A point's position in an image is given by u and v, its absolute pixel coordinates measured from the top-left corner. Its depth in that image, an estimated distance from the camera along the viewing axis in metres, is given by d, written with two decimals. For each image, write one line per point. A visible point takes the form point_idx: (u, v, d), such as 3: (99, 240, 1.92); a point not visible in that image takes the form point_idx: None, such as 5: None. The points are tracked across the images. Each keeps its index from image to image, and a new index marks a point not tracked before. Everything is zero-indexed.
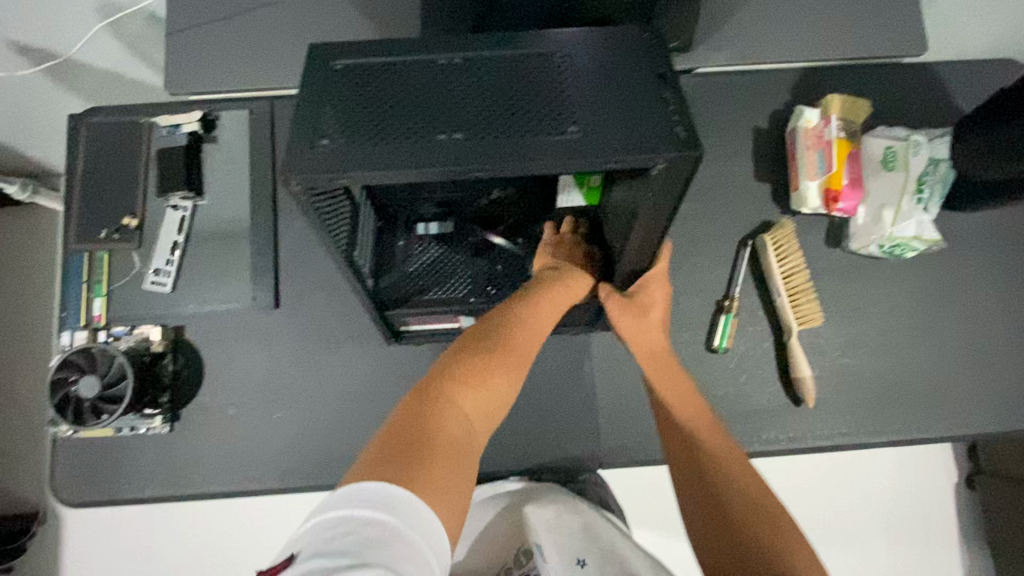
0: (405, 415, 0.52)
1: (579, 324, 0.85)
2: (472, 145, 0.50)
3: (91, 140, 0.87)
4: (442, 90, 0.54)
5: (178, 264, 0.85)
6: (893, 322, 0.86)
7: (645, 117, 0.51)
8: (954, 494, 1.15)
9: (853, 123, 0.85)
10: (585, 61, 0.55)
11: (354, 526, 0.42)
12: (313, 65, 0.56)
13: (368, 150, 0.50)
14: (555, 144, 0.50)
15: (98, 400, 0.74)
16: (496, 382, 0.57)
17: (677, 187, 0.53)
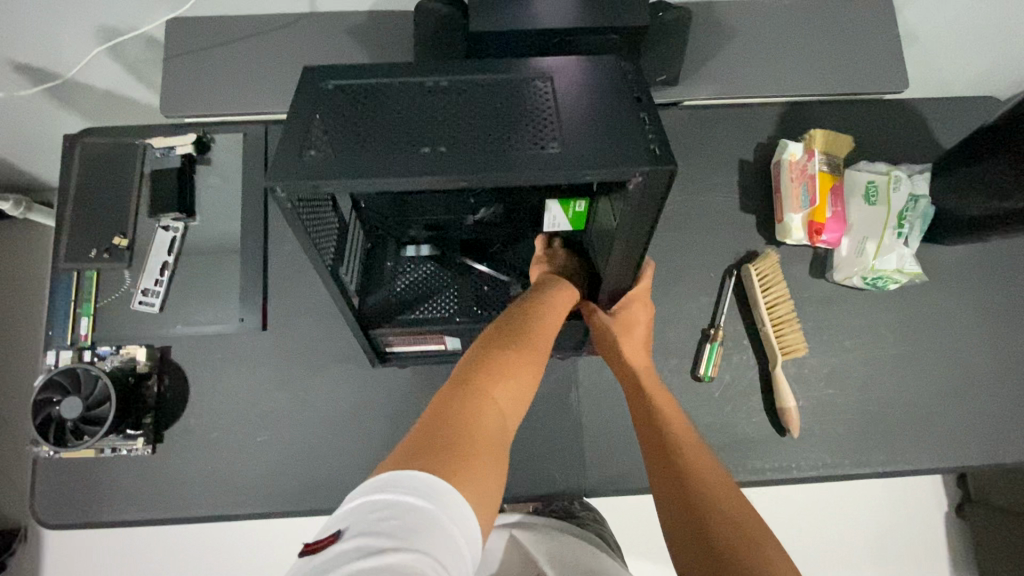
0: (440, 403, 0.49)
1: (567, 349, 0.85)
2: (454, 158, 0.51)
3: (86, 160, 0.88)
4: (428, 106, 0.55)
5: (167, 284, 0.85)
6: (877, 353, 0.87)
7: (623, 135, 0.53)
8: (944, 525, 1.15)
9: (835, 157, 0.87)
10: (567, 85, 0.57)
11: (395, 511, 0.40)
12: (305, 83, 0.58)
13: (355, 159, 0.51)
14: (537, 158, 0.51)
15: (80, 421, 0.74)
16: (525, 379, 0.55)
17: (654, 203, 0.54)
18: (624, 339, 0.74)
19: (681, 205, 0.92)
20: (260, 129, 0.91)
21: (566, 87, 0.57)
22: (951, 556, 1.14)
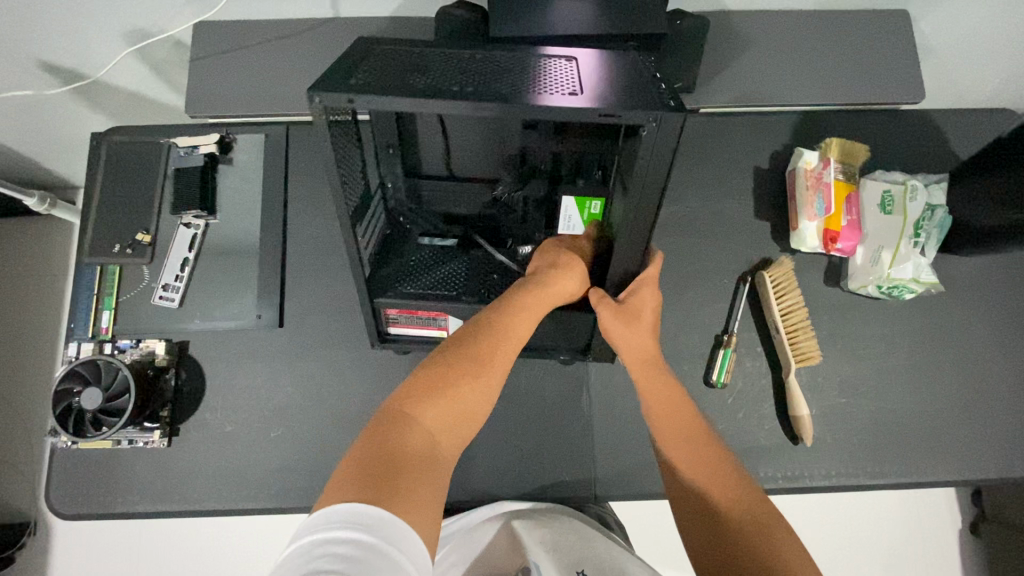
0: (372, 437, 0.50)
1: (572, 351, 0.85)
2: (479, 93, 0.54)
3: (112, 158, 0.91)
4: (462, 61, 0.60)
5: (187, 280, 0.87)
6: (891, 363, 0.87)
7: (641, 91, 0.55)
8: (958, 542, 1.13)
9: (851, 167, 0.88)
10: (594, 59, 0.61)
11: (330, 547, 0.39)
12: (358, 45, 0.64)
13: (388, 86, 0.54)
14: (558, 99, 0.54)
15: (99, 412, 0.75)
16: (464, 391, 0.55)
17: (668, 151, 0.55)
18: (631, 328, 0.71)
19: (695, 211, 0.92)
20: (281, 130, 0.93)
21: (592, 60, 0.61)
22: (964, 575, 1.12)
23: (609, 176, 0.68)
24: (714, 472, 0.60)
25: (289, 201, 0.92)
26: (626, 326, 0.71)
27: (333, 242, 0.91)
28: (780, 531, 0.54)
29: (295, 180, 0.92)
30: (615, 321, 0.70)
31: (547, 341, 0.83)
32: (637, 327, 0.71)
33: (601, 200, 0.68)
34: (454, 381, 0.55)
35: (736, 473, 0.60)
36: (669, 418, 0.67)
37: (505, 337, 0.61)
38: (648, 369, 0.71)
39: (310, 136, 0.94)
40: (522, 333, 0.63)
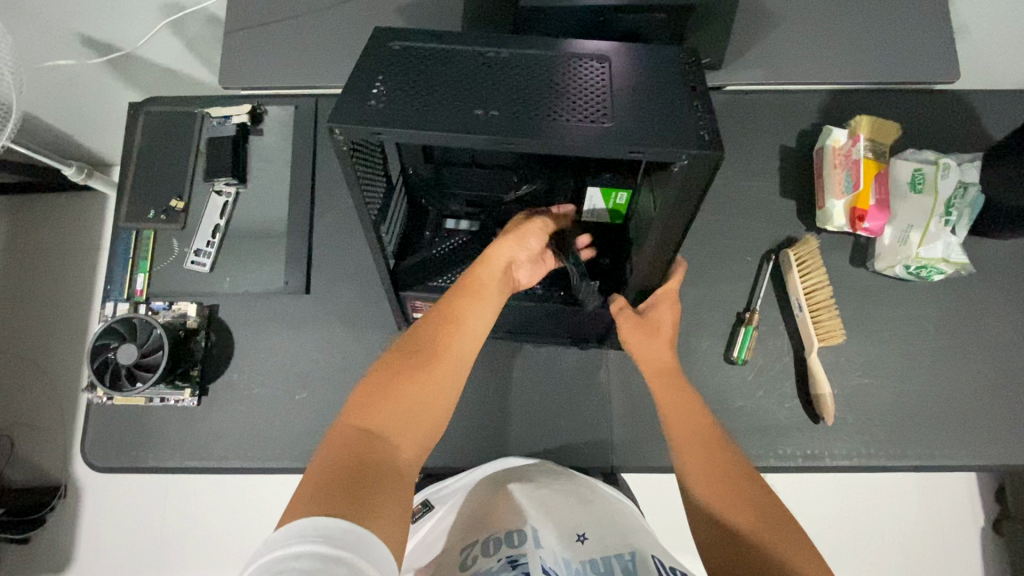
0: (332, 452, 0.47)
1: (591, 340, 0.86)
2: (503, 121, 0.53)
3: (148, 127, 0.93)
4: (487, 73, 0.57)
5: (217, 246, 0.89)
6: (916, 345, 0.85)
7: (672, 118, 0.53)
8: (978, 536, 1.11)
9: (880, 144, 0.85)
10: (619, 67, 0.59)
11: (290, 562, 0.38)
12: (373, 44, 0.60)
13: (409, 111, 0.53)
14: (582, 129, 0.53)
15: (134, 367, 0.78)
16: (426, 388, 0.54)
17: (699, 186, 0.53)
18: (650, 338, 0.72)
19: (720, 189, 0.92)
20: (310, 102, 0.95)
21: (625, 70, 0.58)
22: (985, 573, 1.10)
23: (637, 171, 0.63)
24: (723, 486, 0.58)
25: (317, 173, 0.94)
26: (644, 335, 0.72)
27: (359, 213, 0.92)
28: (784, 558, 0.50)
29: (323, 152, 0.94)
30: (634, 332, 0.72)
31: (565, 330, 0.83)
32: (659, 336, 0.72)
33: (627, 192, 0.66)
34: (413, 380, 0.54)
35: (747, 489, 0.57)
36: (683, 417, 0.65)
37: (469, 329, 0.59)
38: (664, 377, 0.70)
39: None
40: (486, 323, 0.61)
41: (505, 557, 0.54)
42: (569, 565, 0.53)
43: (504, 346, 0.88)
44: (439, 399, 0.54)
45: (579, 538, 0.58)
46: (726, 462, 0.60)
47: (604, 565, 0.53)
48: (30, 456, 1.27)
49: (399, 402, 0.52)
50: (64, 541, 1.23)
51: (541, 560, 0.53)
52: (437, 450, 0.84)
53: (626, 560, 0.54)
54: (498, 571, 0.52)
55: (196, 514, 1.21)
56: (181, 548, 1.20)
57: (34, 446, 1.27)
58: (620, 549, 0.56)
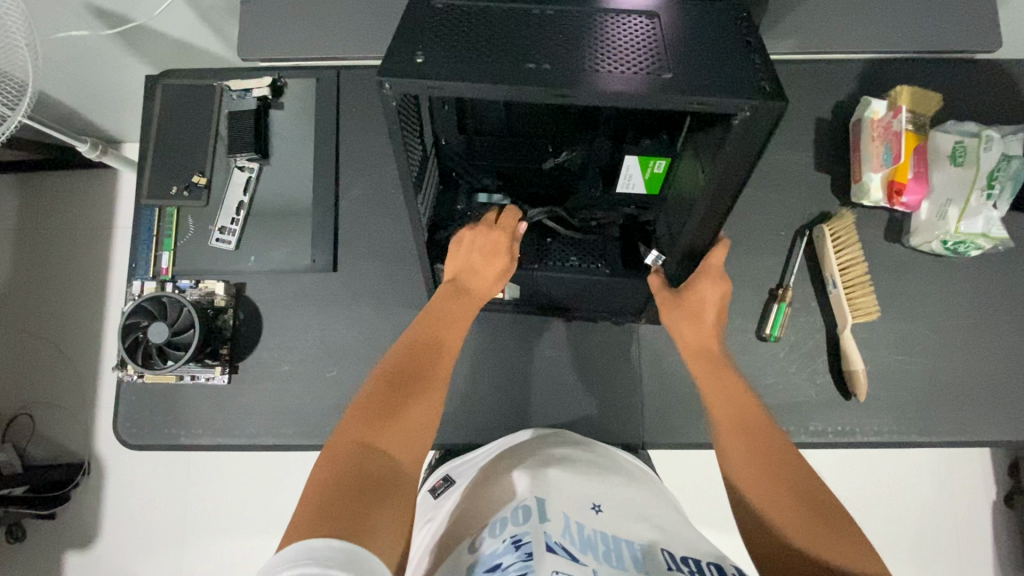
0: (334, 468, 0.52)
1: (625, 317, 0.85)
2: (556, 72, 0.51)
3: (167, 102, 0.91)
4: (534, 27, 0.55)
5: (242, 223, 0.88)
6: (950, 322, 0.85)
7: (729, 69, 0.51)
8: (991, 510, 1.13)
9: (920, 115, 0.83)
10: (668, 22, 0.57)
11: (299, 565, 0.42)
12: (415, 2, 0.58)
13: (457, 65, 0.51)
14: (639, 79, 0.51)
15: (165, 345, 0.77)
16: (414, 412, 0.58)
17: (758, 144, 0.51)
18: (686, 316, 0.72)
19: None
20: (332, 74, 0.92)
21: (673, 23, 0.56)
22: (996, 545, 1.12)
23: (677, 135, 0.62)
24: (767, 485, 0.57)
25: (341, 147, 0.91)
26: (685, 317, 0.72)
27: (385, 190, 0.90)
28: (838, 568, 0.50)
29: (346, 126, 0.92)
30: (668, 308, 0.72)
31: (601, 307, 0.83)
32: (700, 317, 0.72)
33: (667, 160, 0.61)
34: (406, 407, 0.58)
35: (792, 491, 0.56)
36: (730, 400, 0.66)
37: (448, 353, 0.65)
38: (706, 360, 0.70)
39: (361, 81, 0.92)
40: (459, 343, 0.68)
41: (510, 537, 0.52)
42: (580, 532, 0.54)
43: (533, 323, 0.87)
44: (427, 419, 0.59)
45: (594, 507, 0.58)
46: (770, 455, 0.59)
47: (612, 542, 0.53)
48: (53, 433, 1.28)
49: (396, 426, 0.57)
50: (91, 516, 1.25)
51: (547, 536, 0.52)
52: (468, 427, 0.84)
53: (634, 549, 0.53)
54: (501, 555, 0.51)
55: (220, 489, 1.23)
56: (206, 523, 1.22)
57: (57, 423, 1.28)
58: (629, 534, 0.55)
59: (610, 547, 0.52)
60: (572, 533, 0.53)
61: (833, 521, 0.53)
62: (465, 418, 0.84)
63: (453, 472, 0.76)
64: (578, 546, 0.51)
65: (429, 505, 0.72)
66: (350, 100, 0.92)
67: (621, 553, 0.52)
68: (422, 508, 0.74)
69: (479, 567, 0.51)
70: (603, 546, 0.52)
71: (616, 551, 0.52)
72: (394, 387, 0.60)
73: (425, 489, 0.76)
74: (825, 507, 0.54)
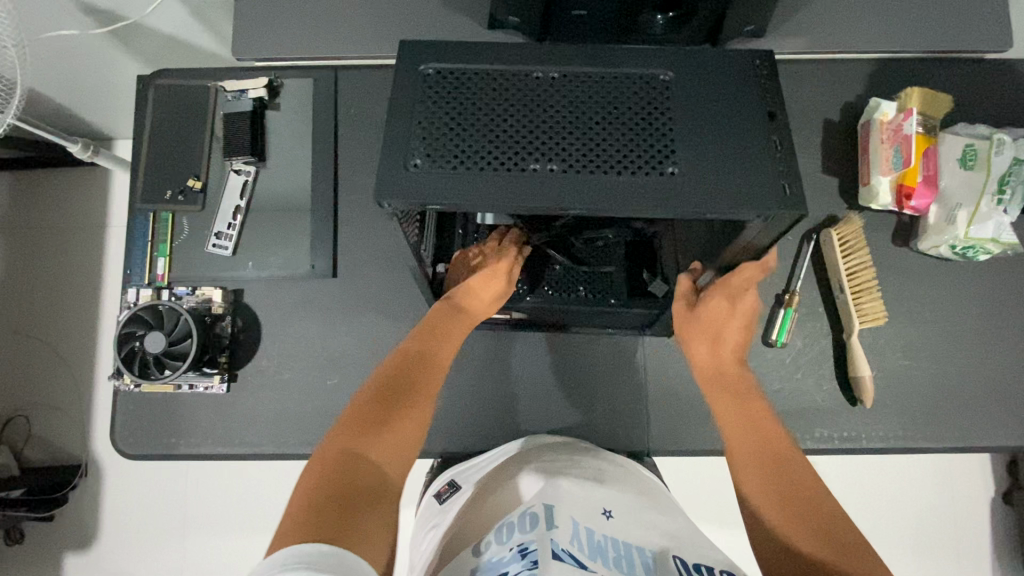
0: (319, 477, 0.52)
1: (629, 329, 0.84)
2: (562, 177, 0.51)
3: (160, 103, 0.89)
4: (540, 109, 0.54)
5: (239, 228, 0.86)
6: (957, 326, 0.84)
7: (743, 167, 0.51)
8: (990, 509, 1.13)
9: (931, 118, 0.82)
10: (679, 94, 0.55)
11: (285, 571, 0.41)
12: (405, 71, 0.55)
13: (458, 172, 0.51)
14: (648, 183, 0.51)
15: (162, 355, 0.76)
16: (401, 426, 0.58)
17: (769, 239, 0.53)
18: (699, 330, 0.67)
19: None
20: (330, 74, 0.89)
21: (684, 96, 0.55)
22: (994, 543, 1.12)
23: None
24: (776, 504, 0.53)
25: (340, 149, 0.89)
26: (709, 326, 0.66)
27: None
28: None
29: (345, 128, 0.90)
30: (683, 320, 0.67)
31: (606, 320, 0.81)
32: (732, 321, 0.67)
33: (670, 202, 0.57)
34: (393, 419, 0.58)
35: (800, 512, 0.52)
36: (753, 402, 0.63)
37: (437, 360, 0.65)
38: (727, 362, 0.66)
39: (360, 81, 0.90)
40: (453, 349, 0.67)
41: (516, 545, 0.51)
42: (589, 538, 0.52)
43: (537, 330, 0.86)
44: (415, 434, 0.59)
45: (604, 514, 0.57)
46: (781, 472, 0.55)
47: (623, 549, 0.52)
48: (49, 436, 1.27)
49: (386, 437, 0.56)
50: (89, 519, 1.24)
51: (553, 543, 0.50)
52: (471, 435, 0.83)
53: (646, 556, 0.51)
54: (508, 562, 0.50)
55: (219, 491, 1.22)
56: (205, 527, 1.21)
57: (53, 427, 1.27)
58: (641, 541, 0.54)
59: (622, 553, 0.51)
60: (581, 539, 0.52)
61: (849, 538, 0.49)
62: (467, 426, 0.83)
63: (459, 477, 0.74)
64: (588, 552, 0.50)
65: (433, 510, 0.71)
66: (348, 101, 0.90)
67: (632, 560, 0.51)
68: (424, 516, 0.72)
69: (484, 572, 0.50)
70: (614, 553, 0.51)
71: (627, 557, 0.51)
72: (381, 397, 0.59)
73: (429, 494, 0.75)
74: (839, 534, 0.50)
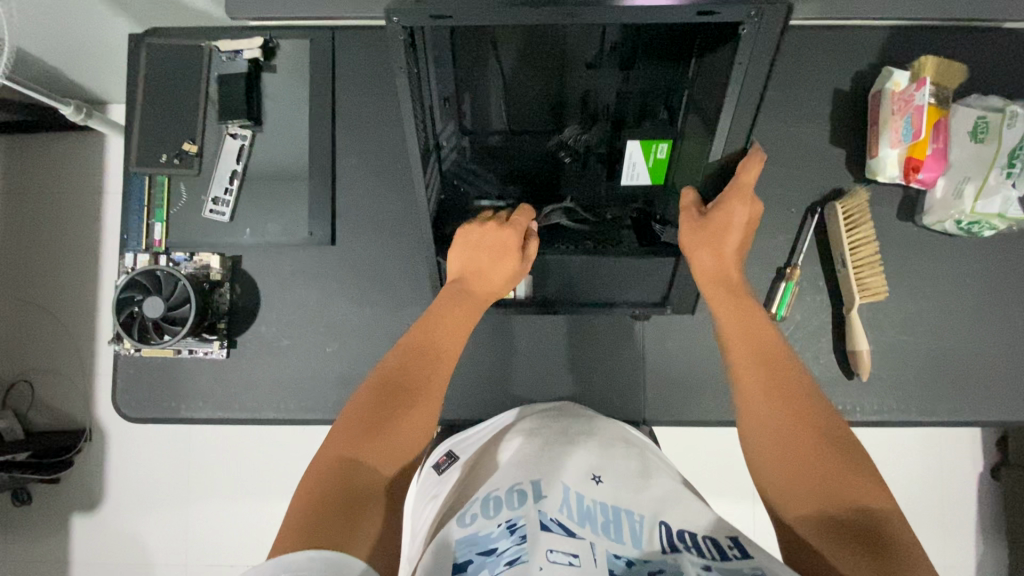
0: (321, 475, 0.54)
1: (649, 304, 0.80)
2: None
3: (151, 62, 0.86)
4: None
5: (236, 193, 0.85)
6: (958, 302, 0.84)
7: None
8: (976, 482, 1.15)
9: (944, 88, 0.80)
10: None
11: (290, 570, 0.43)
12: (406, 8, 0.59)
13: None
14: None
15: (161, 320, 0.76)
16: (399, 429, 0.57)
17: (769, 52, 0.52)
18: (713, 244, 0.66)
19: (768, 135, 0.86)
20: (328, 35, 0.86)
21: None
22: (978, 515, 1.15)
23: (677, 115, 0.62)
24: (796, 454, 0.55)
25: (337, 114, 0.87)
26: (710, 241, 0.66)
27: (384, 161, 0.87)
28: (879, 531, 0.50)
29: (342, 92, 0.87)
30: (694, 234, 0.65)
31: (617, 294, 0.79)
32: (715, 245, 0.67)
33: (669, 142, 0.63)
34: (391, 420, 0.57)
35: (819, 448, 0.55)
36: (744, 337, 0.63)
37: (440, 355, 0.64)
38: (716, 289, 0.67)
39: (358, 43, 0.87)
40: (459, 336, 0.66)
41: (505, 521, 0.52)
42: (579, 504, 0.54)
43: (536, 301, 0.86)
44: (416, 427, 0.58)
45: (593, 478, 0.58)
46: (792, 409, 0.57)
47: (612, 513, 0.53)
48: (53, 400, 1.28)
49: (380, 439, 0.56)
50: (94, 479, 1.26)
51: (541, 514, 0.51)
52: (469, 403, 0.84)
53: (634, 521, 0.53)
54: (495, 538, 0.50)
55: (220, 455, 1.24)
56: (208, 489, 1.23)
57: (55, 390, 1.28)
58: (632, 506, 0.55)
59: (610, 518, 0.53)
60: (570, 505, 0.53)
61: (858, 464, 0.54)
62: (465, 395, 0.84)
63: (456, 447, 0.73)
64: (576, 519, 0.52)
65: (433, 481, 0.69)
66: (347, 63, 0.87)
67: (620, 525, 0.52)
68: (421, 485, 0.72)
69: (467, 547, 0.50)
70: (603, 518, 0.53)
71: (616, 522, 0.52)
72: (386, 396, 0.58)
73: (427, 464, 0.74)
74: (851, 452, 0.55)
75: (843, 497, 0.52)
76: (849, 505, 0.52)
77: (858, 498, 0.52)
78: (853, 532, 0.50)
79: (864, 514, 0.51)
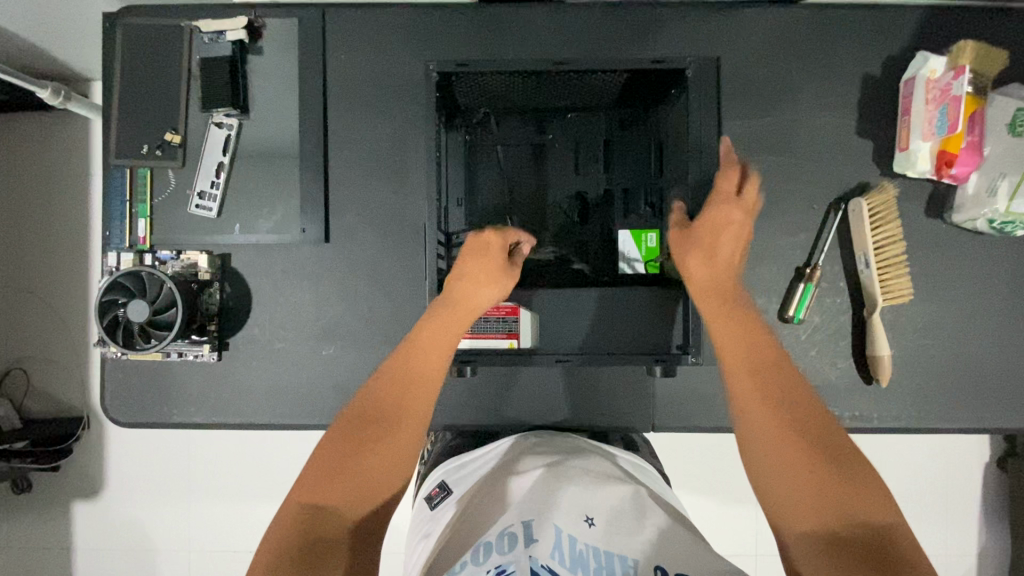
0: (290, 519, 0.53)
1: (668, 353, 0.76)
2: (552, 79, 0.80)
3: (128, 43, 0.79)
4: (527, 94, 0.83)
5: (224, 187, 0.80)
6: (985, 305, 0.80)
7: (654, 89, 0.82)
8: (984, 479, 1.14)
9: (983, 76, 0.73)
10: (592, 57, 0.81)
11: None
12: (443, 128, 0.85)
13: (483, 79, 0.80)
14: (609, 76, 0.79)
15: (147, 325, 0.72)
16: (372, 466, 0.57)
17: (707, 91, 0.76)
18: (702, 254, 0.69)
19: (791, 125, 0.80)
20: (317, 13, 0.80)
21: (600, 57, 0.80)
22: (984, 512, 1.14)
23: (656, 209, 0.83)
24: (797, 473, 0.53)
25: (329, 101, 0.81)
26: (699, 246, 0.69)
27: (380, 151, 0.81)
28: (889, 551, 0.48)
29: (334, 75, 0.81)
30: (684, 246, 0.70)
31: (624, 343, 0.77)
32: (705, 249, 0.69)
33: (655, 231, 0.82)
34: (364, 453, 0.57)
35: (819, 464, 0.52)
36: (738, 338, 0.62)
37: (422, 388, 0.63)
38: (710, 297, 0.67)
39: (350, 22, 0.80)
40: (440, 368, 0.65)
41: (493, 567, 0.50)
42: (571, 548, 0.52)
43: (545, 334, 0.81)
44: (394, 461, 0.58)
45: (587, 521, 0.55)
46: (789, 420, 0.55)
47: (605, 558, 0.51)
48: (47, 390, 1.25)
49: (353, 475, 0.56)
50: (92, 471, 1.25)
51: (531, 560, 0.50)
52: (471, 409, 0.80)
53: (627, 566, 0.51)
54: None
55: (217, 449, 1.22)
56: (207, 482, 1.22)
57: (49, 381, 1.25)
58: (624, 551, 0.52)
59: (603, 564, 0.51)
60: (563, 549, 0.52)
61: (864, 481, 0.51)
62: (468, 400, 0.80)
63: (449, 479, 0.72)
64: (569, 565, 0.50)
65: (425, 517, 0.68)
66: (339, 43, 0.80)
67: (613, 571, 0.50)
68: (416, 520, 0.69)
69: None
70: (595, 563, 0.51)
71: (609, 568, 0.50)
72: (359, 428, 0.58)
73: (422, 495, 0.73)
74: (853, 464, 0.52)
75: (849, 514, 0.50)
76: (854, 522, 0.50)
77: (863, 514, 0.50)
78: (864, 554, 0.48)
79: (871, 531, 0.49)
